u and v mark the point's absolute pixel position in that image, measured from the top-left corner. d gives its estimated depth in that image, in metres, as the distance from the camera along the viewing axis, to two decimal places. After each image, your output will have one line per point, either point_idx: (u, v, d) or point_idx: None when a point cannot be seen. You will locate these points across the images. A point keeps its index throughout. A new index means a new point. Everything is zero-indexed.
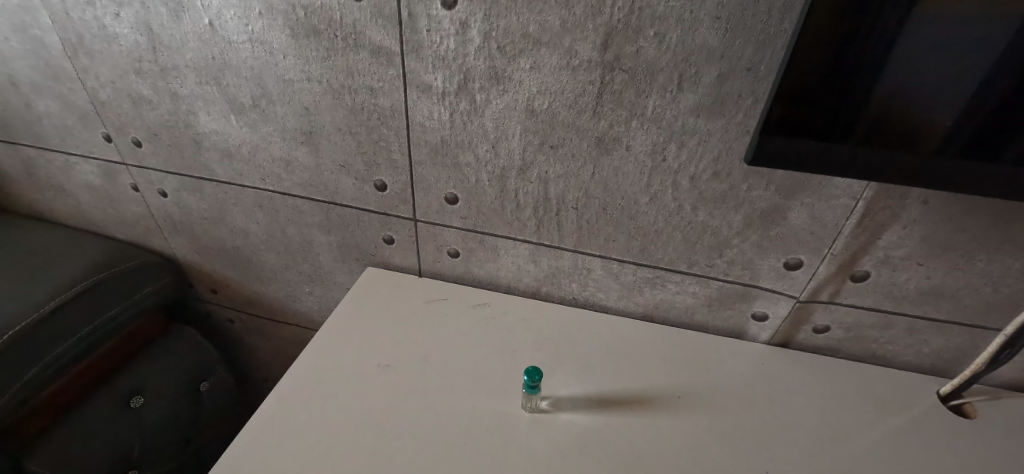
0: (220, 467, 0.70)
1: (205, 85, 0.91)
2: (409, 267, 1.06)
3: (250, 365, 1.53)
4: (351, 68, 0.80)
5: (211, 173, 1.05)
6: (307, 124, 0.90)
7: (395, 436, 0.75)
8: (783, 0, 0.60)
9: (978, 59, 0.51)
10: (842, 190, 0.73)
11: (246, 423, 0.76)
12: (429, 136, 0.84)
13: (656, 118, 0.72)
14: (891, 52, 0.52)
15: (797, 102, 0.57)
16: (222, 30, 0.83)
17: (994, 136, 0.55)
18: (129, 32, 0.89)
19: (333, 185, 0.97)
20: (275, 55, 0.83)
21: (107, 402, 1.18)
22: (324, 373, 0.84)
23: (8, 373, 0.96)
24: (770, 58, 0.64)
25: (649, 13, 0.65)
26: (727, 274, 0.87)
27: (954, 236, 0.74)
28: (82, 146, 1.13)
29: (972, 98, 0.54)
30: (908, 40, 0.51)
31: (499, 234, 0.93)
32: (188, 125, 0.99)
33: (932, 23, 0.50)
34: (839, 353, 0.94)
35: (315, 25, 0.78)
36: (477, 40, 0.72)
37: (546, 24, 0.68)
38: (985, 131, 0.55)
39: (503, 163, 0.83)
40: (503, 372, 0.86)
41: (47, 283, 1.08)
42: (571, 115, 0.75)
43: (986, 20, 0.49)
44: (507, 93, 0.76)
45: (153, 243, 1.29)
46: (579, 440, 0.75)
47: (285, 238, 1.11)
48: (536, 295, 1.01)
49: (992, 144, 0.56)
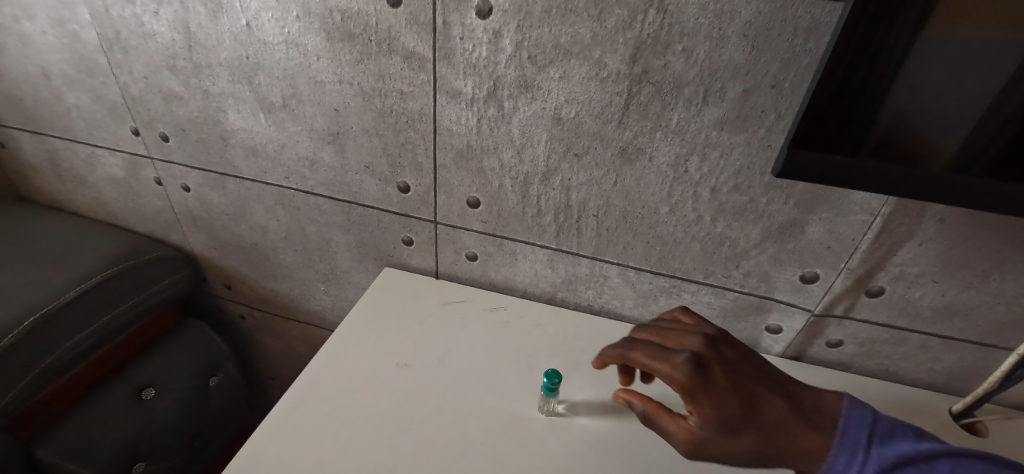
0: (242, 456, 0.72)
1: (237, 83, 0.94)
2: (426, 269, 1.07)
3: (258, 362, 1.54)
4: (383, 72, 0.83)
5: (235, 169, 1.07)
6: (335, 124, 0.92)
7: (413, 436, 0.76)
8: (809, 21, 0.62)
9: (972, 80, 0.54)
10: (860, 206, 0.74)
11: (268, 415, 0.77)
12: (455, 140, 0.86)
13: (680, 130, 0.74)
14: (906, 69, 0.54)
15: (823, 119, 0.59)
16: (258, 31, 0.86)
17: (993, 155, 0.57)
18: (166, 30, 0.92)
19: (356, 186, 0.99)
20: (309, 57, 0.85)
21: (119, 394, 1.18)
22: (343, 370, 0.85)
23: (25, 362, 0.97)
24: (795, 76, 0.66)
25: (678, 29, 0.67)
26: (742, 286, 0.89)
27: (970, 254, 0.75)
28: (109, 139, 1.15)
29: (970, 116, 0.56)
30: (912, 59, 0.53)
31: (519, 238, 0.95)
32: (217, 122, 1.01)
33: (947, 45, 0.52)
34: (851, 368, 0.95)
35: (351, 29, 0.80)
36: (509, 49, 0.74)
37: (578, 36, 0.71)
38: (986, 149, 0.57)
39: (527, 169, 0.85)
40: (520, 375, 0.87)
41: (69, 272, 1.10)
42: (597, 124, 0.77)
43: (982, 42, 0.51)
44: (535, 101, 0.78)
45: (171, 236, 1.31)
46: (595, 445, 0.76)
47: (304, 236, 1.12)
48: (551, 301, 1.03)
49: (993, 162, 0.58)
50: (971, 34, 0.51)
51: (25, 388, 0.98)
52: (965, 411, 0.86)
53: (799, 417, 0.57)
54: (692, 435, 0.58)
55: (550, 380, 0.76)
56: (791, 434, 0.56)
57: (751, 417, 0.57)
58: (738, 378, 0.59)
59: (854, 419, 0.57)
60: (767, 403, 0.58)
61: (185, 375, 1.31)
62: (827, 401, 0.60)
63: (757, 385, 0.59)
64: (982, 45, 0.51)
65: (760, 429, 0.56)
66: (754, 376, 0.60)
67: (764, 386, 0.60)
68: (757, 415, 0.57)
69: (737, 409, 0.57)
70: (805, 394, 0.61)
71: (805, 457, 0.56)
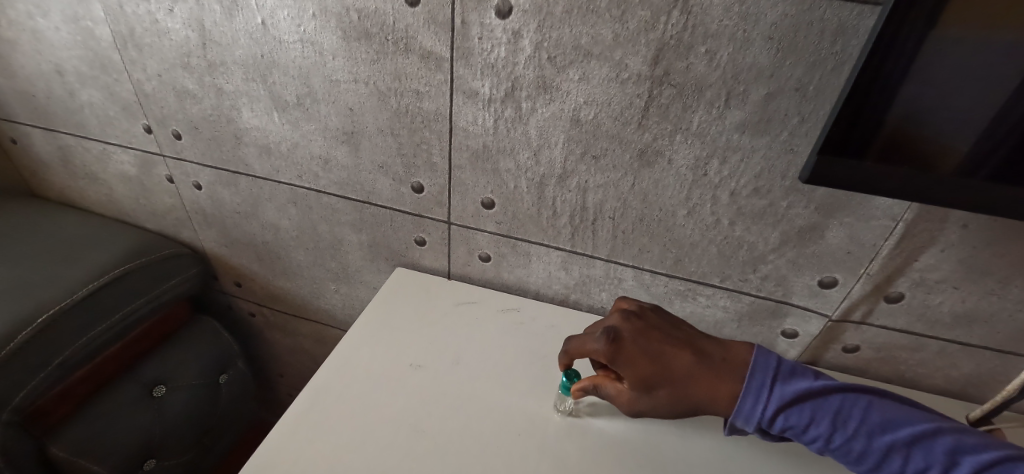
0: (259, 456, 0.72)
1: (251, 81, 0.93)
2: (438, 269, 1.07)
3: (267, 359, 1.54)
4: (399, 72, 0.82)
5: (248, 167, 1.07)
6: (349, 124, 0.91)
7: (428, 438, 0.75)
8: (837, 24, 0.61)
9: (1000, 85, 0.53)
10: (882, 211, 0.73)
11: (284, 415, 0.77)
12: (471, 141, 0.86)
13: (700, 133, 0.73)
14: (933, 73, 0.54)
15: (849, 123, 0.58)
16: (273, 30, 0.85)
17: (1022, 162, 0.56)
18: (181, 27, 0.91)
19: (370, 186, 0.98)
20: (324, 56, 0.85)
21: (131, 390, 1.19)
22: (357, 370, 0.85)
23: (39, 358, 0.98)
24: (821, 79, 0.65)
25: (702, 31, 0.66)
26: (759, 290, 0.88)
27: (993, 261, 0.74)
28: (122, 137, 1.15)
29: (997, 122, 0.55)
30: (940, 63, 0.53)
31: (533, 240, 0.94)
32: (230, 120, 1.01)
33: (976, 49, 0.51)
34: (867, 373, 0.94)
35: (367, 28, 0.79)
36: (528, 50, 0.74)
37: (599, 37, 0.70)
38: (1015, 156, 0.56)
39: (543, 171, 0.84)
40: (533, 377, 0.86)
41: (82, 269, 1.11)
42: (616, 126, 0.76)
43: (1011, 47, 0.51)
44: (554, 102, 0.77)
45: (183, 234, 1.31)
46: (611, 448, 0.76)
47: (316, 235, 1.12)
48: (564, 303, 1.02)
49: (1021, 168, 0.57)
50: (1002, 39, 0.50)
51: (39, 385, 0.98)
52: (981, 419, 0.84)
53: (703, 365, 0.68)
54: (617, 391, 0.71)
55: (568, 379, 0.75)
56: (697, 378, 0.67)
57: (660, 370, 0.68)
58: (648, 341, 0.70)
59: (759, 364, 0.66)
60: (677, 360, 0.69)
61: (196, 372, 1.31)
62: (736, 351, 0.70)
63: (667, 342, 0.70)
64: (1011, 50, 0.51)
65: (667, 383, 0.68)
66: (664, 337, 0.70)
67: (670, 347, 0.69)
68: (666, 368, 0.68)
69: (647, 369, 0.68)
70: (717, 347, 0.70)
71: (714, 400, 0.66)
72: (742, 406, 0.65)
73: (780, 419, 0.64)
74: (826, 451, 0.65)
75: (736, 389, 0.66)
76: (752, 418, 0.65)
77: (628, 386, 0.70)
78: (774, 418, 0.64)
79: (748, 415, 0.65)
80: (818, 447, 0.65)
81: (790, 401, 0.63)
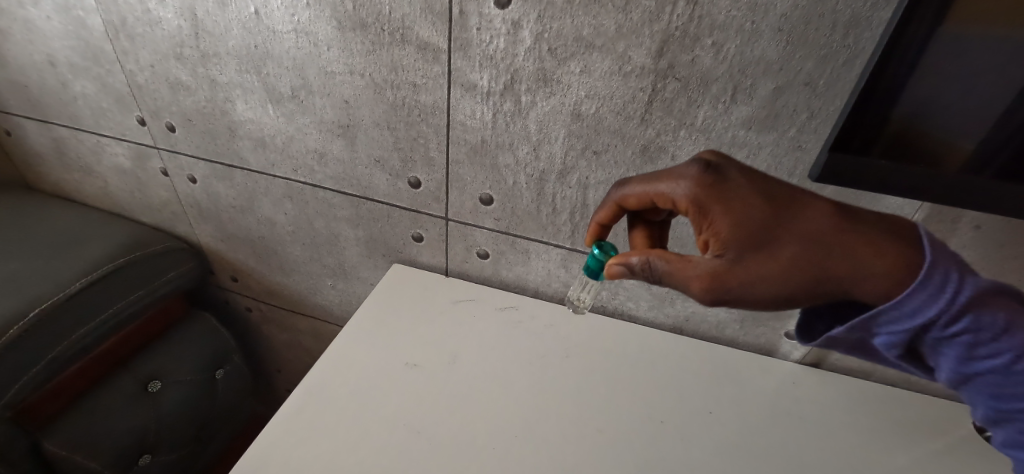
0: (251, 455, 0.70)
1: (245, 72, 0.91)
2: (436, 266, 1.05)
3: (264, 355, 1.53)
4: (396, 63, 0.80)
5: (243, 161, 1.05)
6: (345, 116, 0.89)
7: (423, 438, 0.74)
8: (849, 16, 0.59)
9: (1016, 79, 0.51)
10: (892, 211, 0.71)
11: (277, 413, 0.76)
12: (469, 135, 0.83)
13: (705, 129, 0.71)
14: (947, 67, 0.51)
15: (860, 119, 0.56)
16: (267, 19, 0.83)
17: None
18: (173, 17, 0.89)
19: (366, 180, 0.96)
20: (319, 47, 0.82)
21: (127, 385, 1.18)
22: (352, 368, 0.83)
23: (34, 352, 0.97)
24: (831, 73, 0.63)
25: (708, 22, 0.63)
26: None
27: (1007, 263, 0.71)
28: (116, 129, 1.13)
29: (1013, 118, 0.53)
30: (953, 56, 0.51)
31: (532, 237, 0.92)
32: (224, 112, 0.99)
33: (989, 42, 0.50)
34: (873, 376, 0.92)
35: (363, 18, 0.77)
36: (528, 41, 0.71)
37: (601, 28, 0.68)
38: None
39: (543, 166, 0.82)
40: (532, 377, 0.85)
41: (75, 263, 1.09)
42: (618, 121, 0.74)
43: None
44: (554, 95, 0.75)
45: (178, 228, 1.29)
46: (610, 451, 0.74)
47: (312, 230, 1.10)
48: (563, 301, 1.00)
49: None
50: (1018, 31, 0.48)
51: (34, 379, 0.97)
52: None
53: (842, 227, 0.51)
54: (709, 257, 0.54)
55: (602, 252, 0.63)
56: (830, 246, 0.50)
57: (776, 227, 0.52)
58: (747, 201, 0.53)
59: (934, 242, 0.48)
60: (786, 219, 0.52)
61: (192, 367, 1.30)
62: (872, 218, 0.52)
63: (789, 199, 0.53)
64: None
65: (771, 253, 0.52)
66: (770, 197, 0.53)
67: (776, 209, 0.53)
68: (782, 225, 0.52)
69: (744, 234, 0.52)
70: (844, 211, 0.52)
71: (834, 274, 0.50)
72: (905, 299, 0.47)
73: (967, 318, 0.45)
74: (961, 378, 0.49)
75: (893, 264, 0.48)
76: (915, 317, 0.47)
77: (725, 247, 0.53)
78: (957, 320, 0.46)
79: (911, 313, 0.47)
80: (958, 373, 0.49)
81: (983, 302, 0.45)
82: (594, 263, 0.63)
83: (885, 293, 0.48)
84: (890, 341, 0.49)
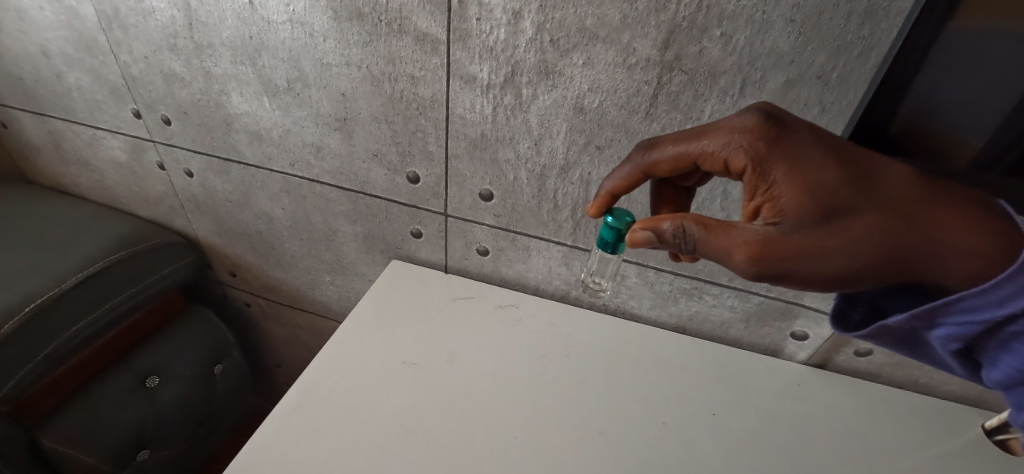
0: (244, 456, 0.69)
1: (240, 64, 0.89)
2: (435, 262, 1.03)
3: (263, 350, 1.52)
4: (393, 55, 0.78)
5: (239, 154, 1.03)
6: (342, 110, 0.87)
7: (421, 439, 0.72)
8: (865, 5, 0.56)
9: None
10: None
11: (272, 412, 0.74)
12: (469, 129, 0.81)
13: None
14: None
15: None
16: (261, 9, 0.81)
17: None
18: (166, 7, 0.87)
19: (364, 175, 0.94)
20: (315, 37, 0.80)
21: (124, 380, 1.17)
22: (349, 366, 0.82)
23: (29, 347, 0.95)
24: (845, 66, 0.60)
25: (717, 12, 0.61)
26: (768, 290, 0.84)
27: None
28: (111, 121, 1.11)
29: None
30: None
31: (533, 234, 0.90)
32: (219, 105, 0.97)
33: None
34: (879, 378, 0.89)
35: (360, 8, 0.75)
36: (530, 32, 0.69)
37: (605, 18, 0.65)
38: None
39: (544, 161, 0.80)
40: (531, 376, 0.83)
41: (71, 257, 1.08)
42: (622, 115, 0.72)
43: None
44: (556, 88, 0.72)
45: (176, 222, 1.28)
46: (612, 453, 0.72)
47: (309, 225, 1.09)
48: (564, 299, 0.99)
49: None
50: None
51: (29, 374, 0.96)
52: (998, 427, 0.80)
53: (906, 203, 0.50)
54: (779, 227, 0.51)
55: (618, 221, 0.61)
56: (908, 220, 0.50)
57: (856, 194, 0.50)
58: (821, 167, 0.50)
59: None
60: (859, 189, 0.50)
61: (190, 362, 1.29)
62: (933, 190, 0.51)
63: (863, 160, 0.52)
64: None
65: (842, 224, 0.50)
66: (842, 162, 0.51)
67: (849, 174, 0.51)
68: (864, 192, 0.50)
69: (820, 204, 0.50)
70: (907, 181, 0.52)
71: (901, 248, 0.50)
72: (993, 287, 0.46)
73: None
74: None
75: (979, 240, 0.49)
76: (1000, 307, 0.47)
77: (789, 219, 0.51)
78: None
79: (998, 303, 0.46)
80: (1017, 375, 0.49)
81: None
82: (610, 235, 0.61)
83: (970, 276, 0.50)
84: (959, 330, 0.50)
